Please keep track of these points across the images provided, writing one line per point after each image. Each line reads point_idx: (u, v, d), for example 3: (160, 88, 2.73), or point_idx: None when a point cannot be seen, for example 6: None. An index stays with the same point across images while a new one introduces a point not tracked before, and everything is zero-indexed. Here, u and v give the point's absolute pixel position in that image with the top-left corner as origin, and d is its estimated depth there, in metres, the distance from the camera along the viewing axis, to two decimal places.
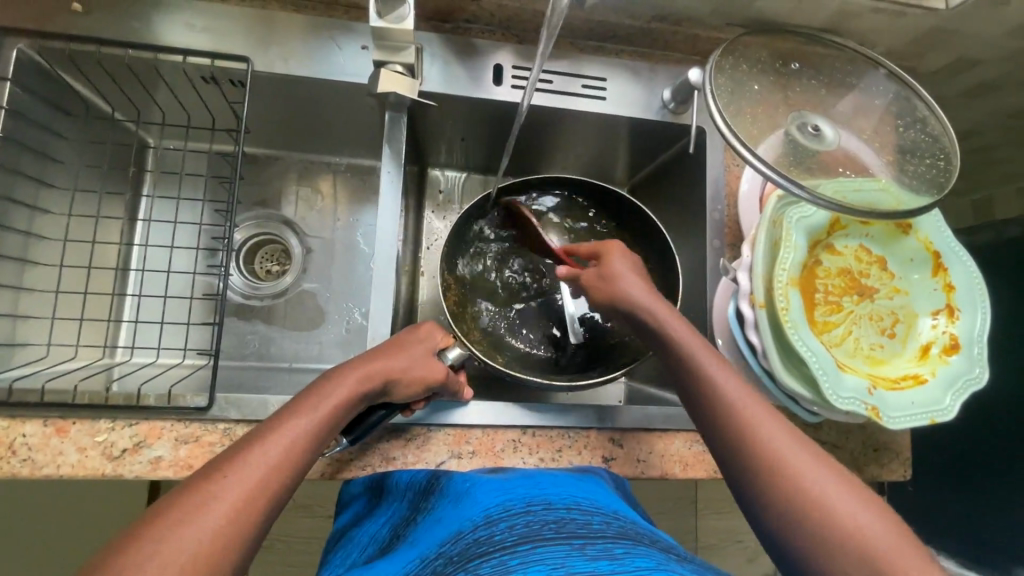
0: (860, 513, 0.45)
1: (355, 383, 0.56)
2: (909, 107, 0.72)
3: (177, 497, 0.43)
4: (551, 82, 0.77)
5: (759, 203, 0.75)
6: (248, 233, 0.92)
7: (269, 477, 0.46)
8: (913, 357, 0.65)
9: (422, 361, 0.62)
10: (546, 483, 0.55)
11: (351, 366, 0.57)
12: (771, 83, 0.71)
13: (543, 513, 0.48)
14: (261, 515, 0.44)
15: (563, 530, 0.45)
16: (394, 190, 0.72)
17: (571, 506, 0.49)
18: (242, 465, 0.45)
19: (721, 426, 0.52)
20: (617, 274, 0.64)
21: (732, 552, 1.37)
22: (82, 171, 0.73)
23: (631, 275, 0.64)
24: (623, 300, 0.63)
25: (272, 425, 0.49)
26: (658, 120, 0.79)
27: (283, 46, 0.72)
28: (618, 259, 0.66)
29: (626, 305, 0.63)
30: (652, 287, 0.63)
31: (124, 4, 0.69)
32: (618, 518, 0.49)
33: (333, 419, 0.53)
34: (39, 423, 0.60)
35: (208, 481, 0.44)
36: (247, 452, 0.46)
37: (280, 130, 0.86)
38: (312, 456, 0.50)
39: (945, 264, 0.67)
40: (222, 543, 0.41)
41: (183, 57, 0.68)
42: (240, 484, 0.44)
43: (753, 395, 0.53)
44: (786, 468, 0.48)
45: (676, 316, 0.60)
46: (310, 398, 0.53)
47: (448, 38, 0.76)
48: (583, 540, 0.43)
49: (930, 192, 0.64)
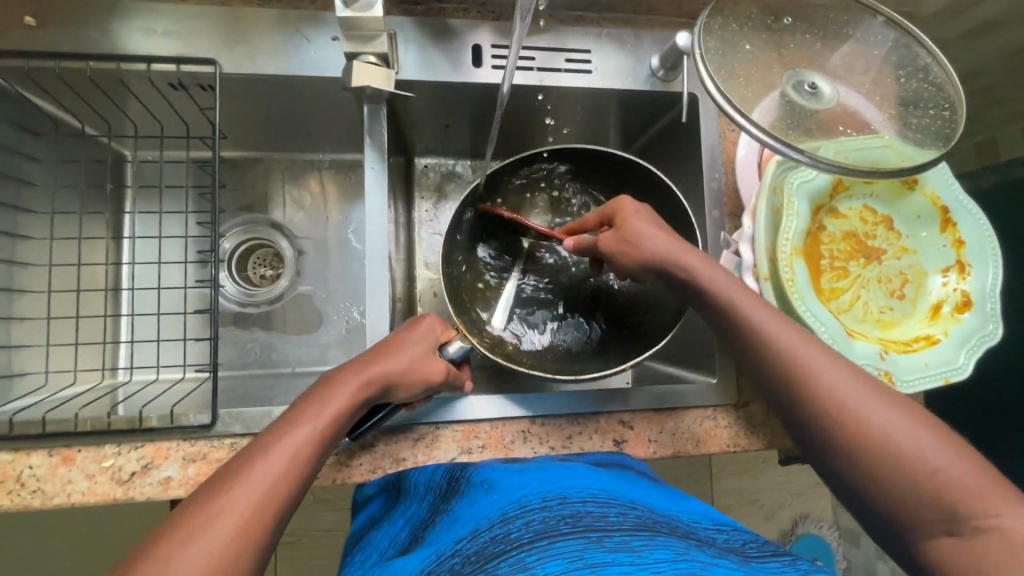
0: (914, 435, 0.45)
1: (356, 384, 0.55)
2: (909, 55, 0.68)
3: (191, 511, 0.43)
4: (533, 59, 0.74)
5: (758, 169, 0.72)
6: (236, 240, 0.90)
7: (278, 485, 0.46)
8: (924, 317, 0.64)
9: (421, 361, 0.61)
10: (561, 476, 0.53)
11: (354, 369, 0.56)
12: (764, 41, 0.67)
13: (559, 508, 0.47)
14: (272, 524, 0.44)
15: (580, 523, 0.44)
16: (379, 185, 0.70)
17: (587, 498, 0.48)
18: (251, 476, 0.45)
19: (776, 375, 0.52)
20: (632, 225, 0.61)
21: (750, 511, 1.38)
22: (58, 192, 0.71)
23: (649, 230, 0.61)
24: (639, 252, 0.61)
25: (273, 436, 0.48)
26: (648, 89, 0.76)
27: (250, 43, 0.68)
28: (631, 218, 0.62)
29: (644, 259, 0.61)
30: (666, 232, 0.61)
31: (81, 15, 0.66)
32: (634, 508, 0.48)
33: (337, 424, 0.52)
34: (44, 453, 0.60)
35: (216, 493, 0.44)
36: (253, 461, 0.46)
37: (258, 131, 0.84)
38: (318, 463, 0.50)
39: (954, 219, 0.65)
40: (237, 551, 0.42)
41: (146, 65, 0.65)
42: (254, 489, 0.44)
43: (811, 343, 0.51)
44: (835, 402, 0.48)
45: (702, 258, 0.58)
46: (312, 405, 0.52)
47: (421, 21, 0.72)
48: (600, 533, 0.43)
49: (935, 146, 0.62)
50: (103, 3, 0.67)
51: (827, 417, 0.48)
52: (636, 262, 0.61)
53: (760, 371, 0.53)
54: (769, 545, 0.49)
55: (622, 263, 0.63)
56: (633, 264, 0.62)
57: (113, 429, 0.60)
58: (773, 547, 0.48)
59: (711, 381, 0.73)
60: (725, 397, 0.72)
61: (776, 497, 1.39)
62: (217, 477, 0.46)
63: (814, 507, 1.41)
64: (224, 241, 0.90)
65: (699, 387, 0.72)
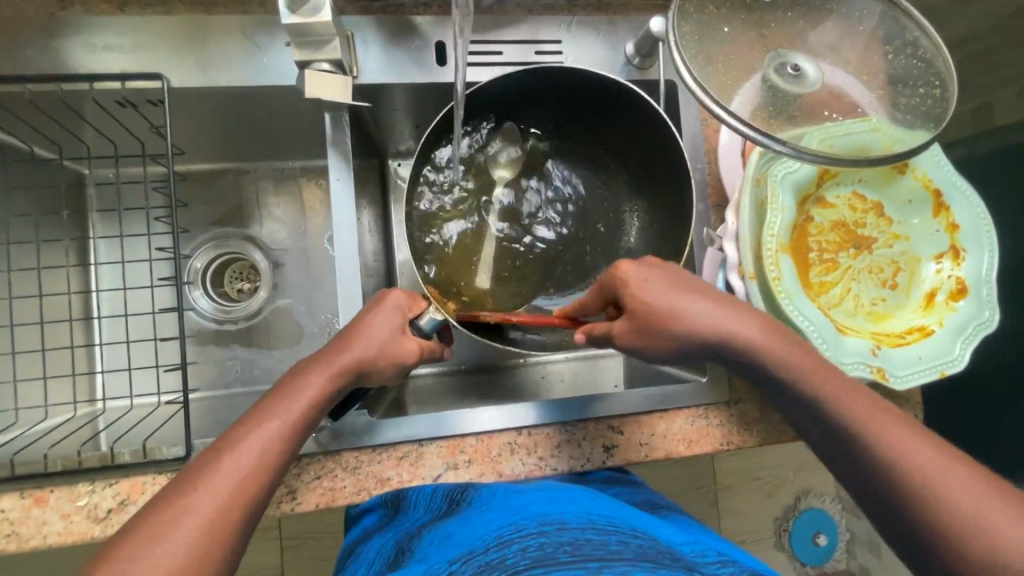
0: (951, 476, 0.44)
1: (326, 373, 0.52)
2: (897, 29, 0.64)
3: (156, 517, 0.41)
4: (501, 53, 0.70)
5: (742, 158, 0.69)
6: (208, 256, 0.87)
7: (241, 488, 0.43)
8: (917, 308, 0.62)
9: (391, 341, 0.56)
10: (562, 500, 0.51)
11: (324, 359, 0.53)
12: (743, 22, 0.63)
13: (557, 534, 0.45)
14: (235, 527, 0.42)
15: (578, 552, 0.42)
16: (347, 195, 0.67)
17: (586, 525, 0.46)
18: (216, 475, 0.43)
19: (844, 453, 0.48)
20: (660, 296, 0.52)
21: (751, 489, 1.38)
22: (13, 222, 0.68)
23: (680, 303, 0.52)
24: (676, 334, 0.52)
25: (230, 442, 0.45)
26: (624, 78, 0.72)
27: (199, 54, 0.65)
28: (649, 289, 0.53)
29: (676, 341, 0.52)
30: (707, 313, 0.52)
31: (17, 35, 0.62)
32: (636, 537, 0.47)
33: (307, 417, 0.49)
34: (16, 496, 0.58)
35: (181, 494, 0.42)
36: (218, 459, 0.44)
37: (220, 142, 0.80)
38: (288, 460, 0.47)
39: (947, 203, 0.62)
40: (199, 553, 0.40)
41: (90, 83, 0.61)
42: (216, 491, 0.42)
43: (882, 415, 0.48)
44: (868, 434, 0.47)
45: (741, 323, 0.53)
46: (281, 399, 0.49)
47: (380, 19, 0.68)
48: (601, 563, 0.41)
49: (925, 128, 0.59)
50: (39, 20, 0.63)
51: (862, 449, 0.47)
52: (666, 345, 0.53)
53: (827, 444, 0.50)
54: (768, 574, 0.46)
55: (653, 349, 0.53)
56: (668, 348, 0.53)
57: (84, 468, 0.58)
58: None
59: (701, 380, 0.71)
60: (716, 395, 0.70)
61: (779, 475, 1.38)
62: (185, 474, 0.44)
63: (816, 481, 1.40)
64: (196, 259, 0.86)
65: (689, 386, 0.70)
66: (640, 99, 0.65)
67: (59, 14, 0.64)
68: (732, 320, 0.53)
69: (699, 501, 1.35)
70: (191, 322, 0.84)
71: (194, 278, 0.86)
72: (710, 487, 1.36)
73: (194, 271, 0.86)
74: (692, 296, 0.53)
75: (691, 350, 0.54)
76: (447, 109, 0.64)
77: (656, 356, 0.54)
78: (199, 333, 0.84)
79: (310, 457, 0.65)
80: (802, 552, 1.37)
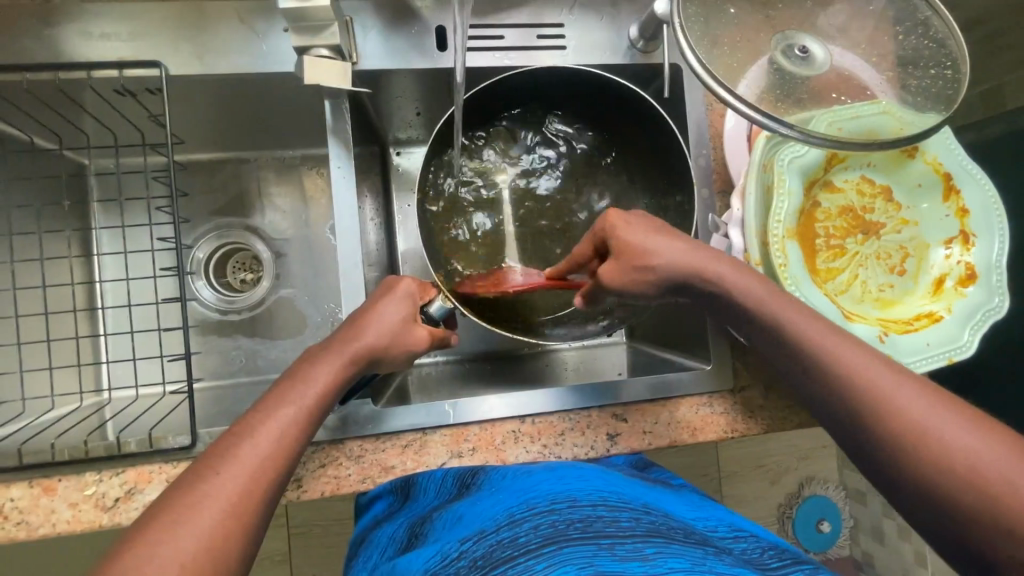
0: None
1: (340, 359, 0.52)
2: (908, 9, 0.62)
3: (164, 504, 0.40)
4: (503, 38, 0.69)
5: (746, 143, 0.68)
6: (210, 247, 0.86)
7: (261, 471, 0.43)
8: (926, 293, 0.61)
9: (403, 330, 0.56)
10: (570, 477, 0.51)
11: (333, 348, 0.53)
12: (751, 1, 0.61)
13: (568, 511, 0.45)
14: (257, 508, 0.42)
15: (590, 528, 0.42)
16: (347, 181, 0.66)
17: (597, 502, 0.46)
18: (237, 458, 0.43)
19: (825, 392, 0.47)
20: (640, 240, 0.53)
21: (755, 476, 1.38)
22: (14, 212, 0.68)
23: (663, 244, 0.53)
24: (656, 273, 0.53)
25: (246, 427, 0.45)
26: (628, 63, 0.71)
27: (196, 41, 0.64)
28: (634, 233, 0.53)
29: (661, 277, 0.53)
30: (687, 251, 0.53)
31: (12, 26, 0.62)
32: (647, 513, 0.47)
33: (321, 405, 0.49)
34: (25, 485, 0.58)
35: (202, 476, 0.42)
36: (238, 441, 0.44)
37: (219, 132, 0.79)
38: (305, 442, 0.48)
39: (958, 186, 0.61)
40: (223, 533, 0.40)
41: (87, 72, 0.61)
42: (239, 472, 0.43)
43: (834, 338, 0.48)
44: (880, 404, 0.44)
45: (730, 269, 0.53)
46: (297, 383, 0.49)
47: (380, 4, 0.67)
48: (611, 540, 0.41)
49: (937, 110, 0.57)
50: (36, 8, 0.62)
51: (894, 433, 0.43)
52: (647, 282, 0.53)
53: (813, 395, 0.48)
54: (787, 552, 0.47)
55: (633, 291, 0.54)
56: (647, 288, 0.54)
57: (91, 457, 0.59)
58: (794, 553, 0.46)
59: (705, 368, 0.71)
60: (721, 382, 0.70)
61: (784, 461, 1.38)
62: (202, 459, 0.44)
63: (820, 468, 1.40)
64: (198, 249, 0.86)
65: (693, 374, 0.70)
66: (619, 86, 0.65)
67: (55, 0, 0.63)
68: (716, 260, 0.53)
69: (703, 488, 1.35)
70: (195, 312, 0.84)
71: (197, 268, 0.85)
72: (713, 474, 1.36)
73: (197, 261, 0.86)
74: (667, 237, 0.54)
75: (678, 287, 0.54)
76: (448, 112, 0.64)
77: (644, 295, 0.55)
78: (203, 321, 0.84)
79: (315, 446, 0.65)
80: (807, 539, 1.38)
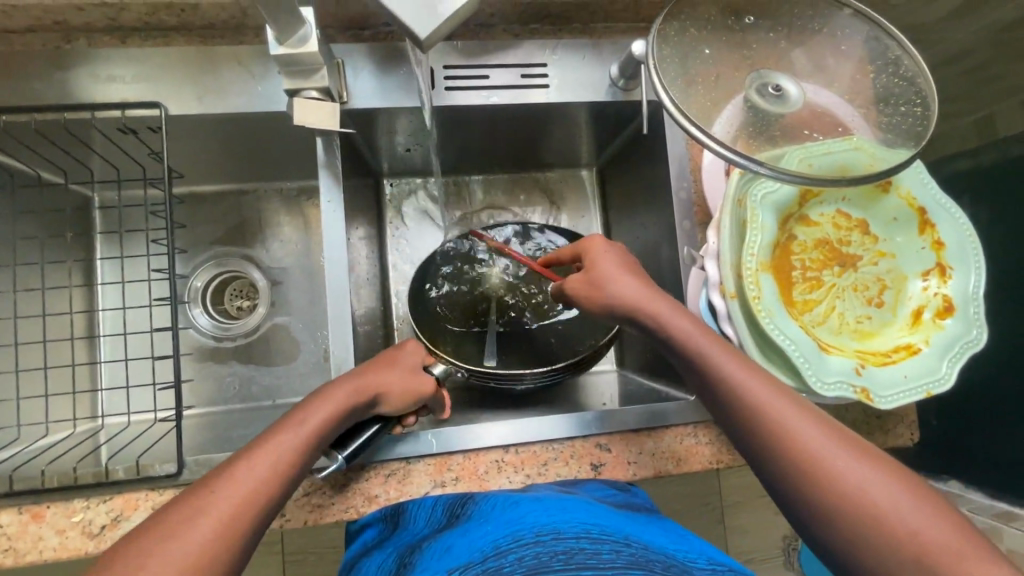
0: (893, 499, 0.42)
1: (345, 399, 0.54)
2: (879, 49, 0.64)
3: (148, 526, 0.41)
4: (489, 78, 0.72)
5: (725, 176, 0.69)
6: (206, 276, 0.88)
7: (254, 501, 0.44)
8: (904, 325, 0.62)
9: (412, 379, 0.61)
10: (557, 508, 0.51)
11: (341, 388, 0.56)
12: (725, 43, 0.64)
13: (553, 543, 0.45)
14: (247, 536, 0.43)
15: (572, 560, 0.42)
16: (336, 215, 0.68)
17: (580, 534, 0.46)
18: (234, 485, 0.44)
19: (732, 411, 0.50)
20: (603, 267, 0.61)
21: (760, 506, 1.35)
22: (18, 245, 0.71)
23: (620, 275, 0.60)
24: (608, 298, 0.60)
25: (243, 456, 0.46)
26: (610, 100, 0.73)
27: (196, 81, 0.67)
28: (601, 259, 0.62)
29: (607, 304, 0.60)
30: (646, 290, 0.58)
31: (22, 70, 0.65)
32: (627, 544, 0.47)
33: (316, 440, 0.51)
34: (14, 511, 0.60)
35: (195, 498, 0.43)
36: (233, 466, 0.45)
37: (218, 166, 0.82)
38: (300, 475, 0.49)
39: (932, 219, 0.62)
40: (209, 559, 0.40)
41: (91, 112, 0.64)
42: (232, 497, 0.43)
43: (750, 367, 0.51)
44: (779, 419, 0.47)
45: (673, 309, 0.57)
46: (295, 420, 0.51)
47: (371, 45, 0.70)
48: (593, 572, 0.41)
49: (907, 146, 0.58)
50: (46, 54, 0.66)
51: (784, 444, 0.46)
52: (598, 306, 0.61)
53: (719, 402, 0.51)
54: None
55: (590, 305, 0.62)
56: (599, 309, 0.61)
57: (81, 484, 0.60)
58: None
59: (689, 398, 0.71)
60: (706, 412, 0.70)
61: None
62: (197, 484, 0.45)
63: None
64: (196, 278, 0.88)
65: (677, 404, 0.70)
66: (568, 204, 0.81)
67: (64, 47, 0.67)
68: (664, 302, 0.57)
69: (705, 517, 1.33)
70: (191, 339, 0.86)
71: (194, 296, 0.87)
72: (715, 503, 1.34)
73: (194, 290, 0.88)
74: (633, 275, 0.60)
75: (626, 318, 0.60)
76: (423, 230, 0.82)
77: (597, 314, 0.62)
78: (198, 349, 0.86)
79: None
80: None
